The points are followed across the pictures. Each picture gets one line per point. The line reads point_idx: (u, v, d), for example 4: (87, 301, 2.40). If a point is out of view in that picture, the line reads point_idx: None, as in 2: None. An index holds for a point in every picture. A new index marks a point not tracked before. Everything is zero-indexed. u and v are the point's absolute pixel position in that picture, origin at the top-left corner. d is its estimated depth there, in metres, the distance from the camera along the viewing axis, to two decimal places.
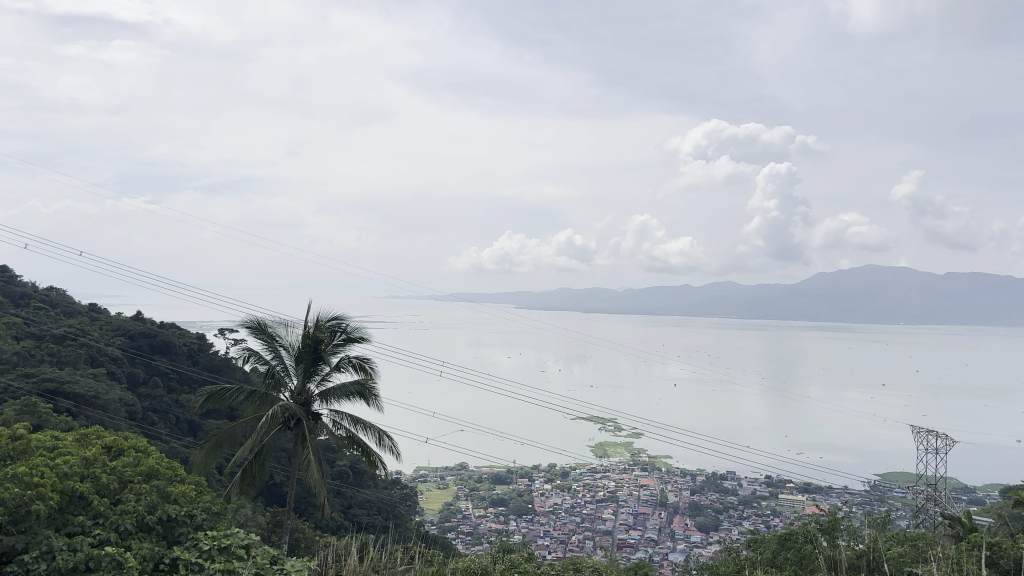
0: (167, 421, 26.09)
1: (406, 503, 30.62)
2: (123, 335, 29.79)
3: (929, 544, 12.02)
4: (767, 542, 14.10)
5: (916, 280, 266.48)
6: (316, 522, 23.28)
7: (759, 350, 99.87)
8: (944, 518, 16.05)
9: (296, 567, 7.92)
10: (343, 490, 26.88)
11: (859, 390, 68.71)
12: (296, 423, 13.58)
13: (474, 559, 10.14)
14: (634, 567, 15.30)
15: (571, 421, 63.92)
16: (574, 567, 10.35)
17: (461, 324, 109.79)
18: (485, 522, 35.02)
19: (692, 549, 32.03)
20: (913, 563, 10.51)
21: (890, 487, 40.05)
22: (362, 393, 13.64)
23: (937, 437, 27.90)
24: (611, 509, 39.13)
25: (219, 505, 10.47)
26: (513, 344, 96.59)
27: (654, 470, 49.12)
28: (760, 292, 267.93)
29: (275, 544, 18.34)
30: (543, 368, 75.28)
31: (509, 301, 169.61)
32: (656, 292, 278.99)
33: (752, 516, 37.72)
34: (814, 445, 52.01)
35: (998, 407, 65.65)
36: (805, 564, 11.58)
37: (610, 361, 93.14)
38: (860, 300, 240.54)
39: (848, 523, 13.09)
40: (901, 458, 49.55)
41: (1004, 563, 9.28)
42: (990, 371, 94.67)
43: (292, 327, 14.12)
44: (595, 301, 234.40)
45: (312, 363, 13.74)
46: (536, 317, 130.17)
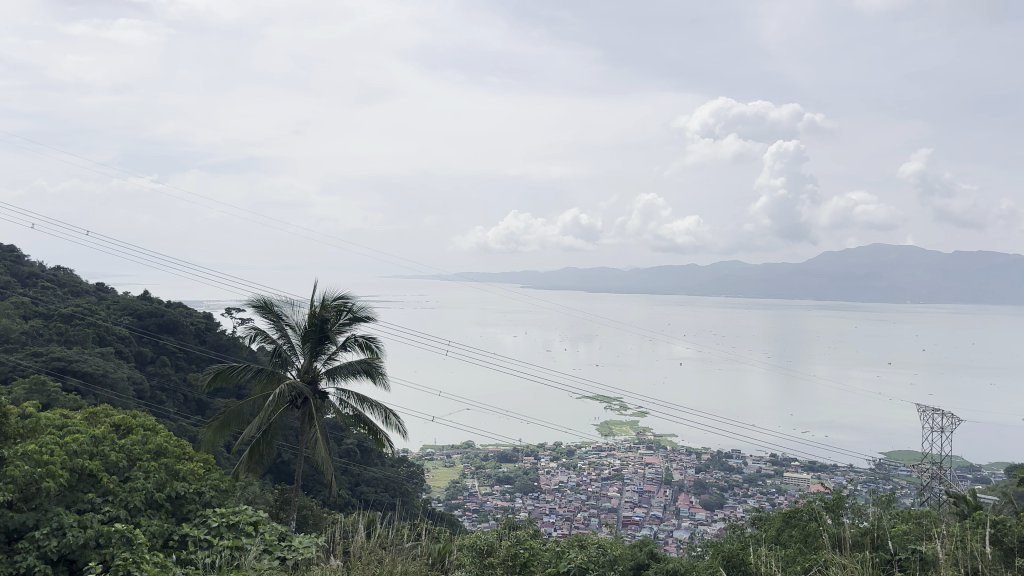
0: (175, 400, 26.28)
1: (413, 481, 30.84)
2: (130, 314, 29.96)
3: (935, 523, 12.17)
4: (772, 519, 14.27)
5: (925, 258, 265.62)
6: (324, 499, 23.65)
7: (766, 329, 99.69)
8: (949, 496, 16.07)
9: (306, 544, 7.92)
10: (350, 467, 27.03)
11: (865, 368, 68.81)
12: (302, 402, 13.61)
13: (480, 536, 10.03)
14: (641, 543, 15.46)
15: (577, 400, 64.08)
16: (581, 544, 10.40)
17: (467, 304, 109.97)
18: (491, 500, 35.22)
19: (696, 527, 32.31)
20: (918, 540, 10.72)
21: (896, 465, 40.12)
22: (368, 371, 13.71)
23: (943, 414, 27.58)
24: (616, 487, 39.33)
25: (227, 482, 10.59)
26: (519, 324, 96.71)
27: (659, 448, 49.29)
28: (766, 271, 267.07)
29: (283, 522, 18.52)
30: (549, 347, 75.38)
31: (515, 281, 169.61)
32: (662, 272, 278.63)
33: (757, 494, 37.88)
34: (819, 424, 52.08)
35: (1004, 385, 65.44)
36: (811, 541, 11.86)
37: (617, 339, 93.35)
38: (866, 278, 239.48)
39: (853, 500, 13.20)
40: (906, 437, 49.51)
41: (1010, 543, 9.39)
42: (996, 349, 94.62)
43: (298, 306, 14.24)
44: (602, 279, 234.43)
45: (318, 342, 13.74)
46: (541, 296, 130.33)
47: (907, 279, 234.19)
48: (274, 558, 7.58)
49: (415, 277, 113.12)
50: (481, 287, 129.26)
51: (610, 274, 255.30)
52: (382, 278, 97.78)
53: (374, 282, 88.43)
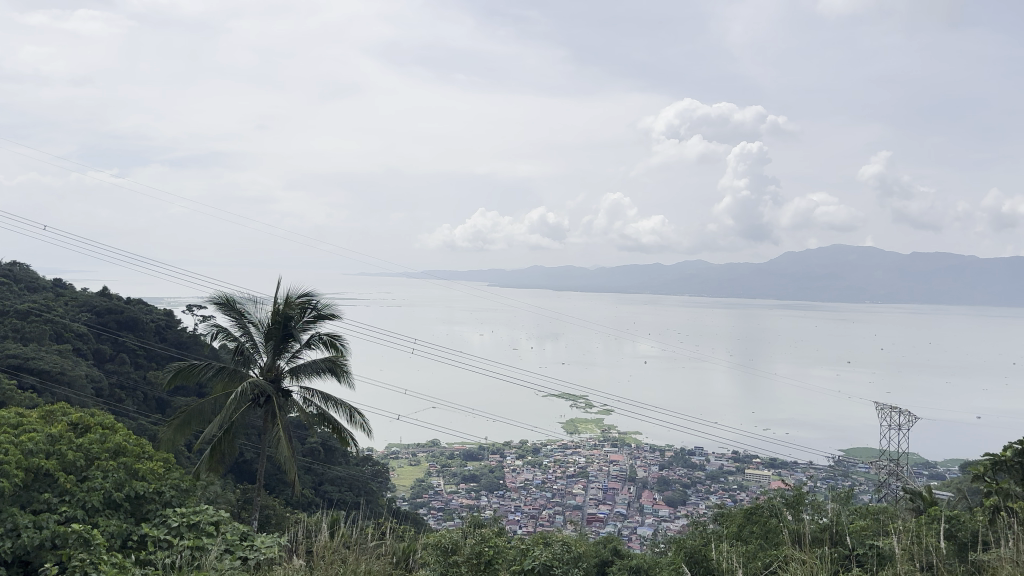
0: (135, 398, 25.92)
1: (377, 479, 30.73)
2: (89, 310, 29.44)
3: (889, 518, 12.49)
4: (734, 516, 14.48)
5: (884, 259, 271.14)
6: (286, 498, 23.49)
7: (730, 328, 100.67)
8: (903, 492, 16.46)
9: (268, 543, 7.88)
10: (314, 466, 26.82)
11: (825, 367, 70.10)
12: (266, 400, 13.53)
13: (445, 534, 9.95)
14: (605, 540, 15.62)
15: (543, 397, 64.31)
16: (545, 541, 10.51)
17: (433, 301, 109.75)
18: (457, 498, 35.26)
19: (660, 523, 32.64)
20: (874, 535, 11.01)
21: (853, 462, 40.96)
22: (333, 369, 13.68)
23: (899, 411, 28.13)
24: (581, 484, 39.58)
25: (187, 482, 10.47)
26: (486, 322, 96.76)
27: (623, 445, 49.70)
28: (730, 271, 270.30)
29: (246, 522, 18.40)
30: (516, 346, 75.50)
31: (481, 279, 169.38)
32: (628, 271, 280.57)
33: (719, 491, 38.41)
34: (780, 422, 52.87)
35: (959, 384, 66.94)
36: (772, 537, 12.16)
37: (583, 336, 93.79)
38: (828, 279, 243.43)
39: (813, 496, 13.46)
40: (864, 434, 50.51)
41: (961, 538, 9.70)
42: (952, 348, 96.89)
43: (261, 304, 14.11)
44: (568, 278, 235.43)
45: (282, 340, 13.63)
46: (506, 295, 130.44)
47: (866, 281, 238.49)
48: (237, 558, 7.54)
49: (380, 275, 112.60)
50: (447, 284, 129.05)
51: (577, 273, 256.03)
52: (347, 276, 97.14)
53: (339, 279, 87.76)
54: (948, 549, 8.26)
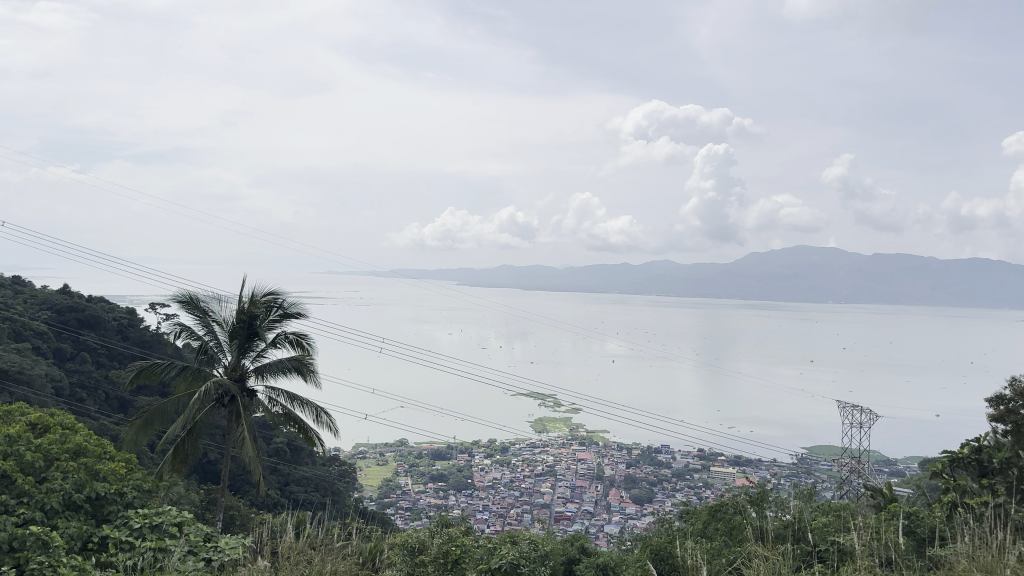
0: (96, 398, 25.49)
1: (344, 480, 30.56)
2: (49, 309, 28.85)
3: (849, 514, 12.71)
4: (699, 513, 14.63)
5: (847, 260, 275.85)
6: (251, 499, 23.29)
7: (696, 327, 101.64)
8: (864, 489, 16.75)
9: (231, 544, 7.83)
10: (279, 467, 26.57)
11: (789, 366, 71.08)
12: (230, 399, 13.39)
13: (412, 533, 9.93)
14: (572, 538, 15.69)
15: (511, 396, 64.37)
16: (512, 540, 10.55)
17: (402, 300, 109.23)
18: (425, 498, 35.19)
19: (627, 521, 32.87)
20: (835, 530, 11.18)
21: (816, 460, 41.61)
22: (299, 368, 13.60)
23: (860, 410, 28.62)
24: (549, 483, 39.69)
25: (150, 483, 10.33)
26: (455, 321, 96.58)
27: (591, 444, 49.95)
28: (698, 271, 272.87)
29: (210, 523, 18.22)
30: (484, 344, 75.49)
31: (450, 278, 168.98)
32: (597, 271, 281.87)
33: (684, 488, 38.78)
34: (745, 420, 53.53)
35: (919, 383, 68.27)
36: (735, 534, 12.30)
37: (552, 335, 94.02)
38: (793, 279, 246.81)
39: (776, 493, 13.64)
40: (827, 432, 51.29)
41: (920, 533, 9.90)
42: (913, 347, 98.85)
43: (225, 302, 13.94)
44: (537, 277, 235.80)
45: (246, 339, 13.49)
46: (475, 293, 130.33)
47: (831, 282, 242.16)
48: (199, 559, 7.49)
49: (348, 274, 111.83)
50: (417, 282, 128.68)
51: (546, 272, 256.61)
52: (315, 275, 96.32)
53: (306, 278, 86.97)
54: (904, 544, 8.41)
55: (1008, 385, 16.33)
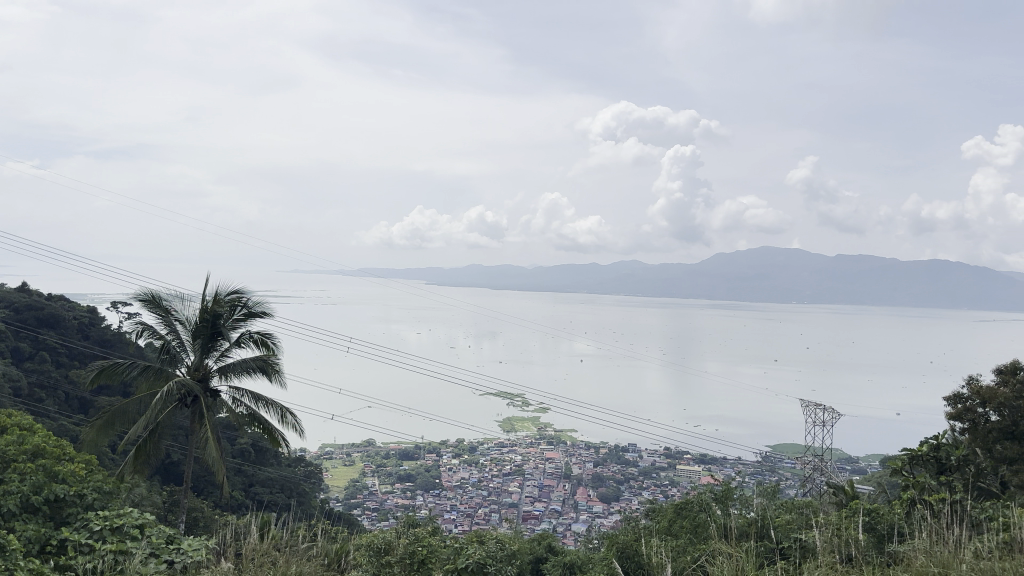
0: (56, 398, 25.02)
1: (310, 480, 30.32)
2: (6, 307, 28.18)
3: (812, 512, 12.90)
4: (664, 511, 14.75)
5: (811, 261, 280.02)
6: (215, 500, 23.03)
7: (664, 327, 102.48)
8: (827, 486, 16.99)
9: (193, 546, 7.74)
10: (244, 468, 26.27)
11: (754, 366, 71.95)
12: (192, 400, 13.21)
13: (378, 534, 9.90)
14: (538, 536, 15.74)
15: (479, 396, 64.36)
16: (479, 540, 10.55)
17: (369, 299, 108.54)
18: (392, 498, 35.02)
19: (594, 519, 33.08)
20: (797, 529, 11.33)
21: (780, 458, 42.20)
22: (263, 368, 13.49)
23: (823, 408, 29.05)
24: (517, 482, 39.72)
25: (110, 484, 10.18)
26: (423, 320, 96.17)
27: (559, 443, 50.13)
28: (666, 271, 274.94)
29: (172, 524, 18.00)
30: (453, 344, 75.37)
31: (418, 277, 168.28)
32: (566, 271, 282.67)
33: (651, 486, 39.12)
34: (711, 418, 54.08)
35: (880, 381, 69.49)
36: (700, 532, 12.43)
37: (521, 334, 94.09)
38: (759, 279, 249.80)
39: (740, 490, 13.81)
40: (791, 431, 52.00)
41: (878, 530, 10.10)
42: (875, 347, 100.62)
43: (188, 301, 13.74)
44: (506, 277, 235.75)
45: (210, 338, 13.31)
46: (443, 293, 129.92)
47: (796, 283, 245.55)
48: (162, 561, 7.40)
49: (315, 273, 110.84)
50: (386, 282, 128.08)
51: (515, 272, 256.66)
52: (281, 274, 95.32)
53: (272, 276, 86.00)
54: (861, 541, 8.53)
55: (965, 384, 16.70)
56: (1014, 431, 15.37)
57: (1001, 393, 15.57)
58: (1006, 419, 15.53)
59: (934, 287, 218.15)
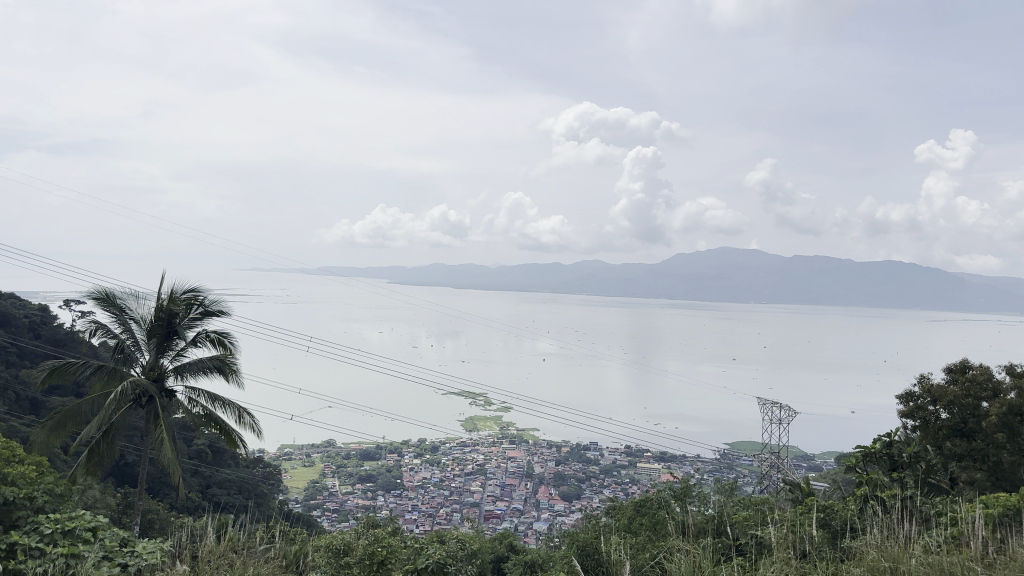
0: (5, 399, 24.36)
1: (269, 482, 29.99)
2: None
3: (768, 509, 13.12)
4: (624, 509, 14.88)
5: (769, 262, 284.49)
6: (172, 502, 22.67)
7: (625, 326, 103.25)
8: (783, 483, 17.28)
9: (148, 549, 7.60)
10: (200, 469, 25.88)
11: (713, 364, 72.90)
12: (147, 401, 12.98)
13: (338, 535, 9.84)
14: (500, 535, 15.76)
15: (442, 395, 64.22)
16: (439, 539, 10.55)
17: (330, 298, 107.51)
18: (352, 499, 34.76)
19: (556, 518, 33.26)
20: (753, 525, 11.51)
21: (738, 455, 42.81)
22: (220, 368, 13.31)
23: (779, 406, 29.56)
24: (479, 481, 39.72)
25: (62, 486, 9.95)
26: (385, 320, 95.58)
27: (521, 442, 50.25)
28: (628, 271, 276.92)
29: (126, 527, 17.67)
30: (415, 343, 75.08)
31: (380, 276, 167.16)
32: (528, 270, 283.11)
33: (612, 484, 39.44)
34: (671, 417, 54.65)
35: (836, 380, 70.91)
36: (659, 529, 12.58)
37: (483, 333, 94.04)
38: (719, 279, 252.91)
39: (698, 487, 14.00)
40: (749, 429, 52.81)
41: (833, 526, 10.32)
42: (830, 346, 102.61)
43: (143, 299, 13.49)
44: (469, 276, 235.28)
45: (165, 338, 13.10)
46: (405, 292, 129.19)
47: (755, 283, 249.26)
48: (115, 564, 7.25)
49: (275, 271, 109.49)
50: (347, 280, 126.99)
51: (478, 271, 256.27)
52: (240, 272, 93.92)
53: (231, 275, 84.70)
54: (811, 536, 8.70)
55: (917, 383, 17.10)
56: (963, 430, 15.87)
57: (950, 392, 16.00)
58: (956, 417, 15.98)
59: (888, 287, 223.10)
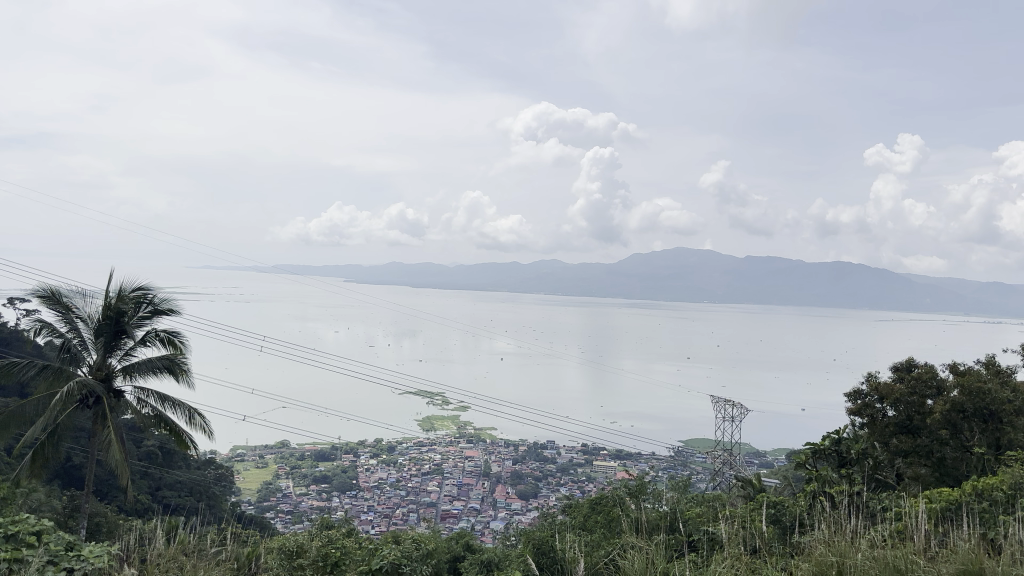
0: None
1: (221, 484, 29.59)
2: None
3: (720, 505, 13.35)
4: (579, 507, 15.00)
5: (724, 262, 288.77)
6: (120, 504, 22.18)
7: (583, 326, 103.85)
8: (735, 480, 17.58)
9: (95, 553, 7.44)
10: (150, 471, 25.39)
11: (668, 364, 73.74)
12: (95, 401, 12.69)
13: (290, 536, 9.75)
14: (457, 535, 15.75)
15: (399, 395, 63.87)
16: (395, 539, 10.51)
17: (285, 297, 106.14)
18: (307, 500, 34.41)
19: (512, 516, 33.38)
20: (705, 521, 11.70)
21: (692, 452, 43.39)
22: (170, 367, 13.09)
23: (732, 404, 30.04)
24: (436, 481, 39.64)
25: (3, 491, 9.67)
26: (341, 319, 94.74)
27: (478, 441, 50.24)
28: (585, 270, 278.46)
29: (72, 530, 17.23)
30: (371, 342, 74.57)
31: (336, 275, 165.45)
32: (487, 270, 282.96)
33: (568, 482, 39.71)
34: (627, 415, 55.16)
35: (787, 378, 72.27)
36: (614, 526, 12.71)
37: (440, 332, 93.83)
38: (675, 279, 255.81)
39: (652, 485, 14.19)
40: (703, 426, 53.56)
41: (783, 521, 10.54)
42: (782, 344, 104.62)
43: (90, 297, 13.20)
44: (427, 275, 234.30)
45: (113, 337, 12.82)
46: (361, 291, 128.08)
47: (710, 283, 252.58)
48: (61, 569, 7.08)
49: (229, 270, 107.71)
50: (302, 279, 125.52)
51: (436, 270, 255.29)
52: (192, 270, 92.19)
53: (182, 273, 83.07)
54: (760, 531, 8.93)
55: (864, 380, 17.51)
56: (908, 426, 16.34)
57: (896, 390, 16.44)
58: (902, 414, 16.42)
59: (839, 287, 228.12)
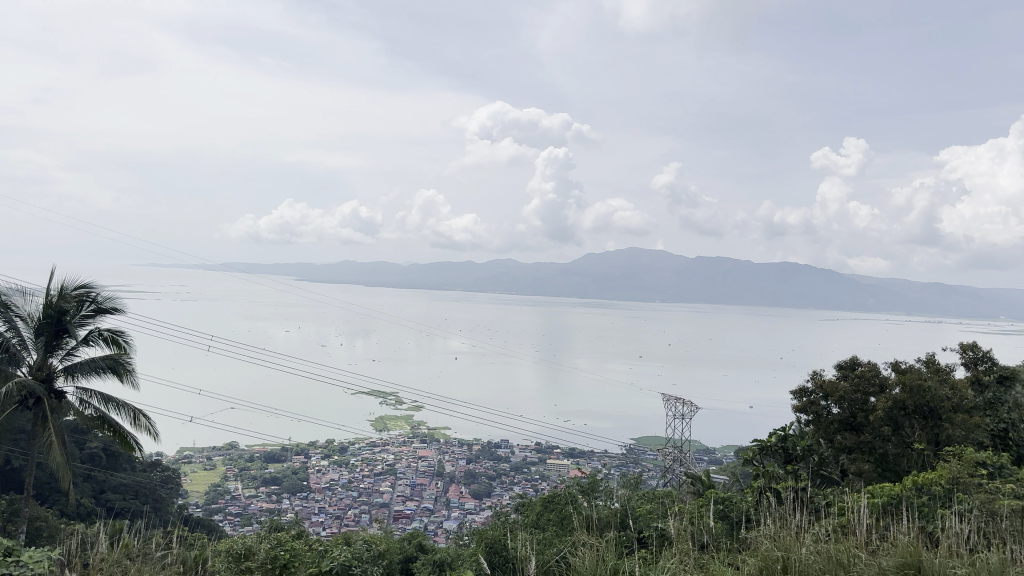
0: None
1: (167, 486, 29.05)
2: None
3: (670, 502, 13.56)
4: (532, 505, 15.07)
5: (676, 262, 292.38)
6: (62, 508, 21.58)
7: (537, 325, 104.15)
8: (686, 477, 17.81)
9: (36, 557, 7.23)
10: (93, 473, 24.77)
11: (620, 362, 74.37)
12: (35, 402, 12.32)
13: (238, 538, 9.58)
14: (409, 536, 15.66)
15: (351, 395, 63.28)
16: (346, 541, 10.41)
17: (235, 296, 104.39)
18: (256, 502, 33.93)
19: (465, 516, 33.40)
20: (655, 517, 11.85)
21: (643, 450, 43.85)
22: (114, 368, 12.79)
23: (682, 403, 30.44)
24: (389, 481, 39.41)
25: None
26: (293, 318, 93.51)
27: (431, 441, 50.07)
28: (540, 270, 279.43)
29: (10, 535, 16.72)
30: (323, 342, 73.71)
31: (288, 274, 163.04)
32: (441, 269, 282.01)
33: (521, 481, 39.84)
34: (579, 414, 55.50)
35: (736, 376, 73.47)
36: (566, 523, 12.81)
37: (394, 331, 93.29)
38: (629, 279, 258.16)
39: (605, 483, 14.35)
40: (655, 424, 54.16)
41: (731, 516, 10.74)
42: (732, 343, 106.32)
43: (30, 296, 12.85)
44: (382, 275, 232.63)
45: (54, 336, 12.48)
46: (314, 291, 126.50)
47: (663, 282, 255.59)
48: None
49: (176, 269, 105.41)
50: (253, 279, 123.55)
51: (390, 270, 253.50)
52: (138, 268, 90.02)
53: (128, 272, 81.06)
54: (708, 526, 9.06)
55: (810, 378, 17.89)
56: (852, 423, 16.62)
57: (841, 387, 16.78)
58: (846, 411, 16.75)
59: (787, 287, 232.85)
